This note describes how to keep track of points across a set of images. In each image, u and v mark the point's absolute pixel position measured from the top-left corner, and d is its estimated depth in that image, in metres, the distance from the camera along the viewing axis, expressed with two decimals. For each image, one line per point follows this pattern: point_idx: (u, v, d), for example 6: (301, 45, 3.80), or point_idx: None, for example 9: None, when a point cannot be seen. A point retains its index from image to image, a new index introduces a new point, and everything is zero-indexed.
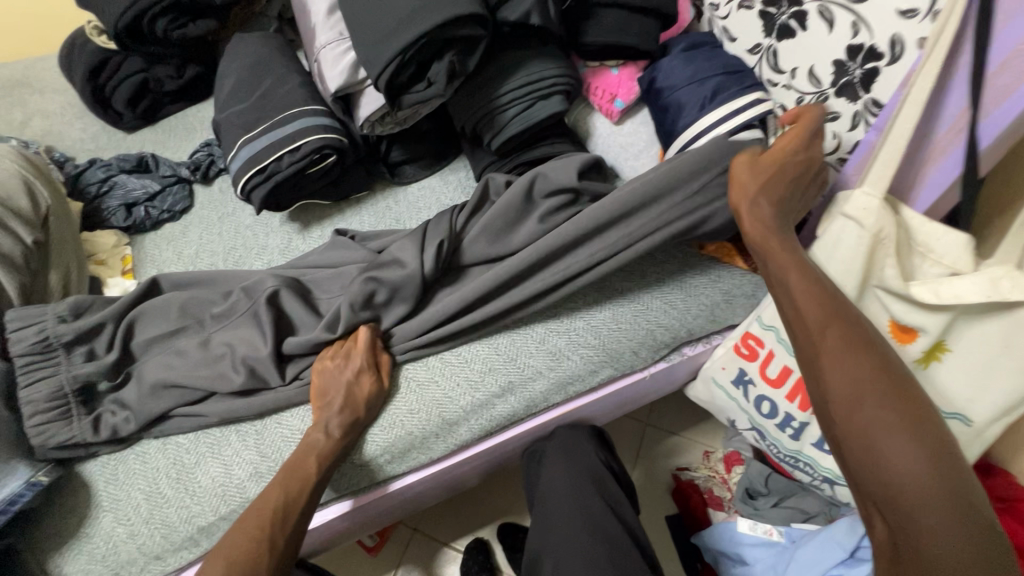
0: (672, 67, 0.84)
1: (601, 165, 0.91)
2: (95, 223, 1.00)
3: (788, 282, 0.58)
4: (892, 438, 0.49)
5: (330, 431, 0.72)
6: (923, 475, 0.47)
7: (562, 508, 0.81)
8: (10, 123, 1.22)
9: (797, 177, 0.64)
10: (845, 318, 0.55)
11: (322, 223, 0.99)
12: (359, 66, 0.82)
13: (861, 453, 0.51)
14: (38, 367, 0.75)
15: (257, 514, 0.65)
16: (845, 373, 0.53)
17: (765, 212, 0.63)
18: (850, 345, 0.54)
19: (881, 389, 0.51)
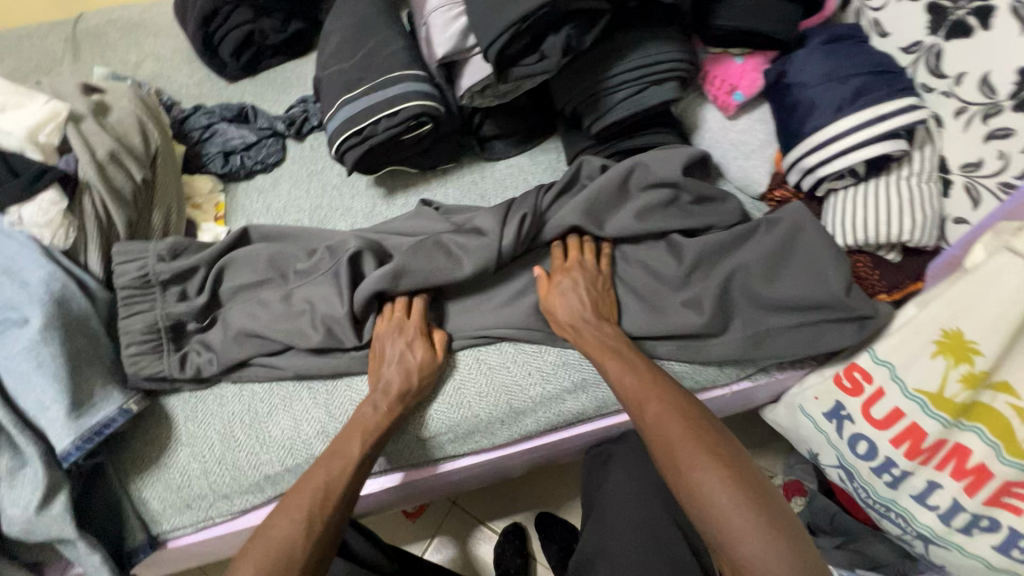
0: (808, 60, 0.76)
1: (706, 162, 0.85)
2: (194, 168, 1.04)
3: (622, 375, 0.67)
4: (697, 467, 0.57)
5: (376, 409, 0.71)
6: (727, 493, 0.54)
7: (622, 514, 0.78)
8: (126, 64, 1.28)
9: (595, 285, 0.76)
10: (668, 393, 0.64)
11: (407, 191, 0.98)
12: (469, 33, 0.78)
13: (684, 495, 0.57)
14: (137, 300, 0.79)
15: (301, 496, 0.63)
16: (666, 429, 0.60)
17: (576, 296, 0.74)
18: (664, 409, 0.62)
19: (688, 431, 0.59)
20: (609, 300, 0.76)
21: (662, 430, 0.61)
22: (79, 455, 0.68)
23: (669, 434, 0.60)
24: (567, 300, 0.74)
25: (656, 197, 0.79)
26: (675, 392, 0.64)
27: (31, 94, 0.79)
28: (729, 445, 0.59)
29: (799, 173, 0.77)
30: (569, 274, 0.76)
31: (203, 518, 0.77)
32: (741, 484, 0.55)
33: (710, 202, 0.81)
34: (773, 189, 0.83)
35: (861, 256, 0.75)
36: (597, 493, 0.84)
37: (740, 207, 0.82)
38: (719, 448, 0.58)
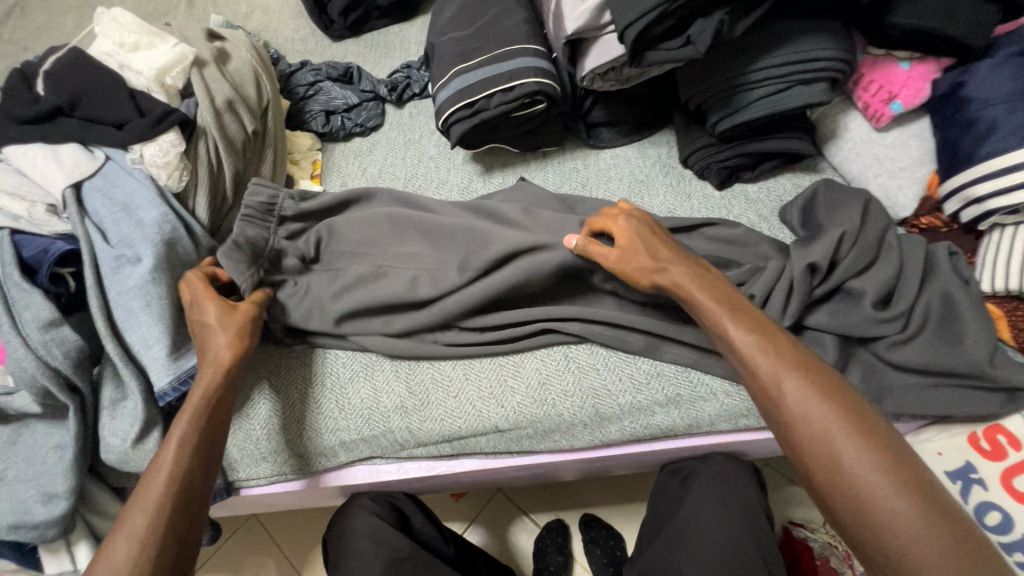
0: (995, 73, 0.66)
1: (868, 209, 0.72)
2: (297, 124, 1.04)
3: (748, 345, 0.56)
4: (874, 475, 0.46)
5: (207, 376, 0.64)
6: (914, 521, 0.44)
7: (702, 539, 0.73)
8: (236, 14, 1.29)
9: (663, 238, 0.67)
10: (827, 383, 0.52)
11: (505, 170, 0.95)
12: (605, 9, 0.72)
13: (818, 472, 0.49)
14: (253, 223, 0.76)
15: (141, 509, 0.55)
16: (820, 417, 0.50)
17: (643, 250, 0.66)
18: (818, 393, 0.51)
19: (853, 425, 0.49)
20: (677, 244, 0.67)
21: (808, 416, 0.51)
22: (175, 395, 0.70)
23: (857, 476, 0.47)
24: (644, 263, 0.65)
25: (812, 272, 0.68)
26: (874, 417, 0.50)
27: (164, 36, 0.82)
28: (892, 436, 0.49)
29: (961, 202, 0.68)
30: (635, 226, 0.68)
31: (276, 474, 0.77)
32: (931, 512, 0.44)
33: (864, 269, 0.69)
34: (920, 215, 0.75)
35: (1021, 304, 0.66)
36: (674, 513, 0.79)
37: (932, 261, 0.69)
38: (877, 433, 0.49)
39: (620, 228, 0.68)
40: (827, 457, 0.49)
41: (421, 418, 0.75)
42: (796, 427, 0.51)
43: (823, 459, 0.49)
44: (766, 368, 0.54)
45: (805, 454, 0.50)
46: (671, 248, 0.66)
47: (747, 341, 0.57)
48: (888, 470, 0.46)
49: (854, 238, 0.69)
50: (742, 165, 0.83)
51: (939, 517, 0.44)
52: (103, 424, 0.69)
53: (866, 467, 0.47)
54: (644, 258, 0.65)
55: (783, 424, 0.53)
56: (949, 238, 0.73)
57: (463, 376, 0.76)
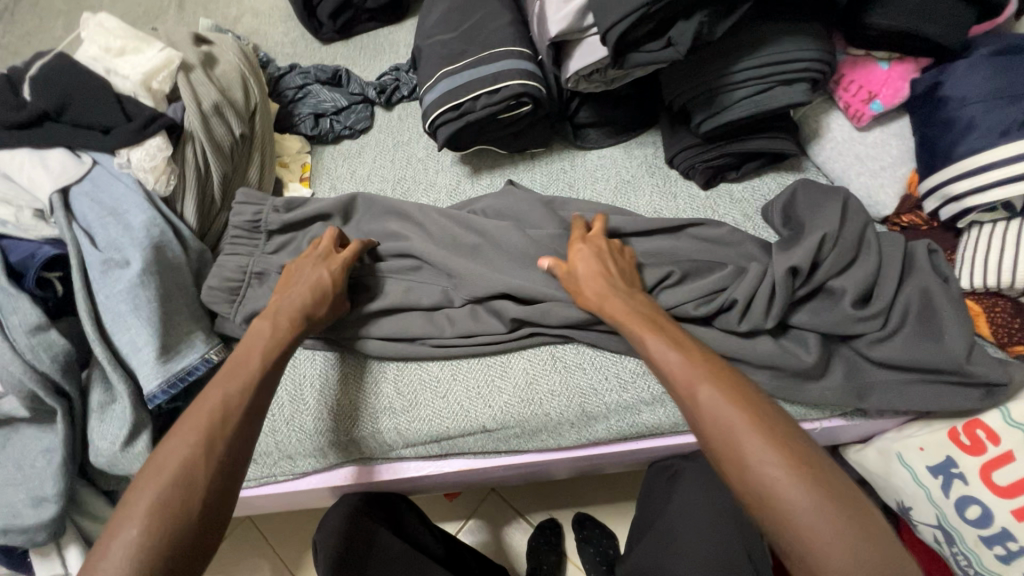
0: (972, 73, 0.66)
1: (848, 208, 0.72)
2: (286, 127, 1.05)
3: (664, 350, 0.57)
4: (776, 469, 0.45)
5: (278, 326, 0.64)
6: (816, 513, 0.43)
7: (690, 536, 0.74)
8: (226, 17, 1.30)
9: (617, 265, 0.71)
10: (733, 382, 0.52)
11: (493, 171, 0.95)
12: (588, 11, 0.73)
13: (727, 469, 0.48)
14: (242, 242, 0.80)
15: (197, 418, 0.53)
16: (721, 410, 0.49)
17: (593, 271, 0.69)
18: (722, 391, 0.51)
19: (757, 420, 0.48)
20: (631, 277, 0.71)
21: (716, 412, 0.50)
22: (163, 399, 0.70)
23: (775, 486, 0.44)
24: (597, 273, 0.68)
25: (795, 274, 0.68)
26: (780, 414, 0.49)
27: (151, 41, 0.82)
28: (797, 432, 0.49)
29: (940, 200, 0.69)
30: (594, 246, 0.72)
31: (267, 475, 0.78)
32: (853, 524, 0.42)
33: (845, 267, 0.70)
34: (902, 213, 0.75)
35: (999, 300, 0.67)
36: (661, 510, 0.80)
37: (912, 259, 0.70)
38: (781, 429, 0.48)
39: (578, 245, 0.72)
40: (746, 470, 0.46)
41: (409, 419, 0.75)
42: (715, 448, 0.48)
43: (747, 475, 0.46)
44: (680, 371, 0.54)
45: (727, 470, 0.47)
46: (625, 279, 0.69)
47: (662, 347, 0.57)
48: (792, 465, 0.45)
49: (834, 238, 0.69)
50: (727, 165, 0.84)
51: (840, 504, 0.43)
52: (92, 427, 0.69)
53: (783, 479, 0.44)
54: (591, 278, 0.68)
55: (712, 447, 0.49)
56: (931, 236, 0.73)
57: (450, 377, 0.77)
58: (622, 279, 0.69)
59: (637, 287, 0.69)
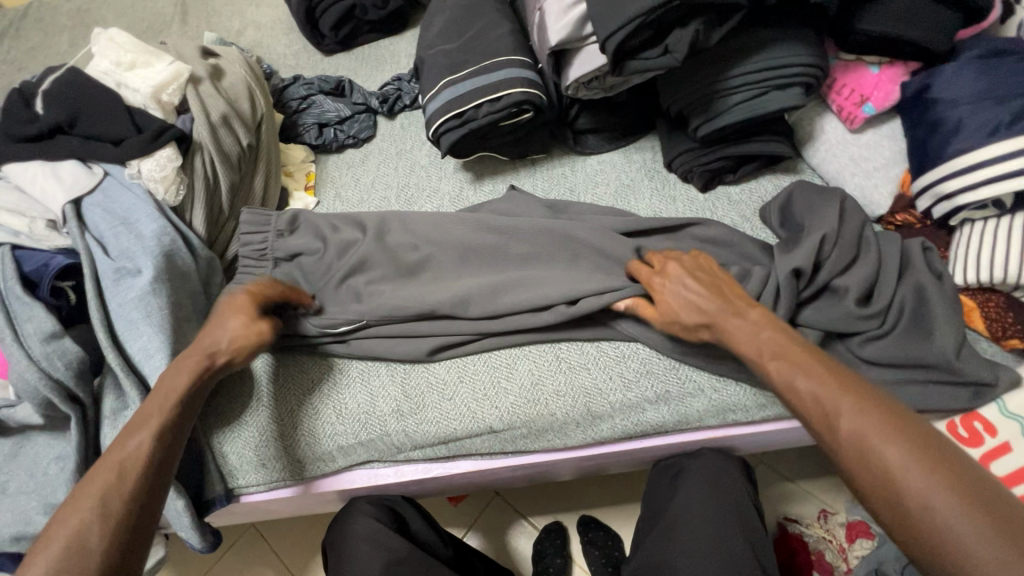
0: (959, 76, 0.69)
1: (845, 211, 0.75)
2: (290, 137, 1.07)
3: (792, 377, 0.57)
4: (933, 495, 0.45)
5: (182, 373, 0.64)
6: (980, 538, 0.42)
7: (693, 532, 0.75)
8: (230, 31, 1.32)
9: (722, 281, 0.68)
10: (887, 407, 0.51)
11: (495, 178, 0.97)
12: (587, 21, 0.75)
13: (887, 503, 0.47)
14: (252, 268, 0.82)
15: (101, 474, 0.56)
16: (879, 434, 0.49)
17: (689, 296, 0.67)
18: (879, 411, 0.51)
19: (913, 446, 0.48)
20: (733, 287, 0.68)
21: (872, 439, 0.49)
22: None
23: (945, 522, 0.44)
24: (690, 303, 0.66)
25: (797, 274, 0.70)
26: (933, 438, 0.49)
27: (160, 55, 0.84)
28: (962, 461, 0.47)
29: (932, 198, 0.70)
30: (676, 271, 0.70)
31: (275, 480, 0.77)
32: None
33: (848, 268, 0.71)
34: (896, 212, 0.77)
35: (992, 295, 0.69)
36: (665, 508, 0.81)
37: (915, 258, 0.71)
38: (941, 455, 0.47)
39: (654, 276, 0.71)
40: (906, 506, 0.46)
41: (416, 421, 0.76)
42: (868, 476, 0.48)
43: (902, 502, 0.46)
44: (818, 393, 0.54)
45: (882, 502, 0.48)
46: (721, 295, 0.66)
47: (785, 368, 0.57)
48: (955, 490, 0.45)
49: (834, 239, 0.72)
50: (724, 168, 0.86)
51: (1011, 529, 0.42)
52: (105, 434, 0.70)
53: (949, 505, 0.44)
54: (690, 300, 0.66)
55: (859, 466, 0.49)
56: (924, 234, 0.74)
57: (457, 379, 0.78)
58: (716, 294, 0.66)
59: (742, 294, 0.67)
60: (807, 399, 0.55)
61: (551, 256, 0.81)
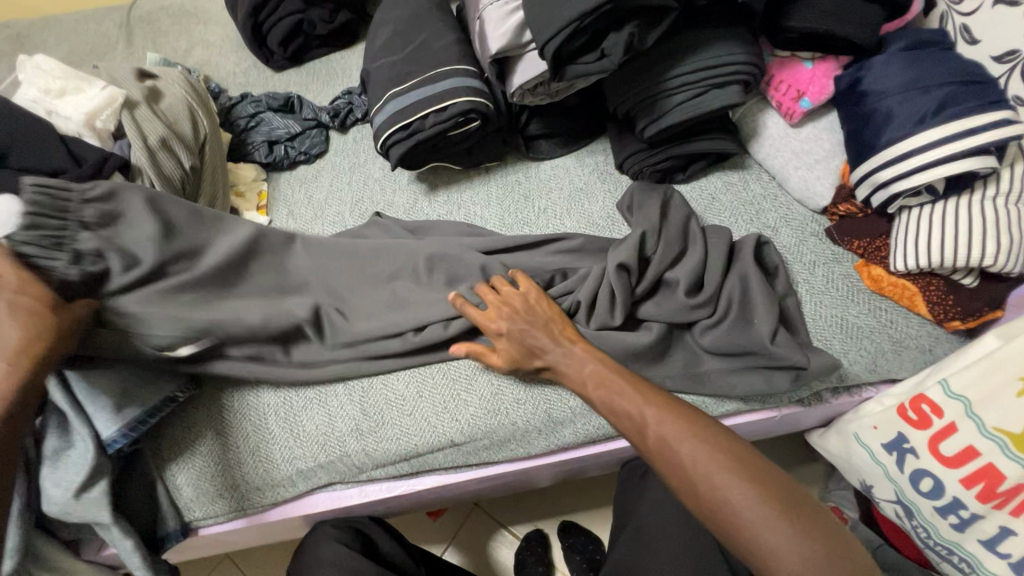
0: (888, 68, 0.71)
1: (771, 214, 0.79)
2: (240, 156, 1.05)
3: (615, 395, 0.62)
4: (731, 494, 0.53)
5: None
6: (768, 524, 0.51)
7: (660, 533, 0.75)
8: (176, 51, 1.29)
9: (551, 309, 0.72)
10: (683, 412, 0.59)
11: (449, 188, 0.96)
12: (525, 27, 0.75)
13: (696, 501, 0.55)
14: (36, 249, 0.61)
15: None
16: (682, 437, 0.57)
17: (527, 333, 0.70)
18: (679, 418, 0.58)
19: (706, 446, 0.55)
20: (559, 316, 0.71)
21: (680, 448, 0.56)
22: (123, 442, 0.69)
23: (733, 511, 0.52)
24: (533, 352, 0.70)
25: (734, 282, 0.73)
26: (720, 432, 0.57)
27: (91, 80, 0.82)
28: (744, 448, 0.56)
29: (870, 188, 0.72)
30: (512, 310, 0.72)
31: (235, 510, 0.75)
32: (804, 530, 0.50)
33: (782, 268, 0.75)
34: (838, 203, 0.79)
35: (933, 279, 0.70)
36: (632, 511, 0.80)
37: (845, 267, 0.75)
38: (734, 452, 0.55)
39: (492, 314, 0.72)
40: (705, 497, 0.54)
41: (377, 439, 0.75)
42: (673, 475, 0.56)
43: (701, 494, 0.54)
44: (633, 407, 0.60)
45: (687, 494, 0.56)
46: (546, 334, 0.69)
47: (600, 385, 0.64)
48: (747, 481, 0.53)
49: (655, 234, 0.77)
50: (674, 168, 0.87)
51: (785, 510, 0.51)
52: (45, 476, 0.67)
53: (747, 504, 0.52)
54: (524, 344, 0.70)
55: (674, 475, 0.56)
56: (864, 222, 0.76)
57: (416, 394, 0.77)
58: (545, 334, 0.69)
59: (564, 321, 0.71)
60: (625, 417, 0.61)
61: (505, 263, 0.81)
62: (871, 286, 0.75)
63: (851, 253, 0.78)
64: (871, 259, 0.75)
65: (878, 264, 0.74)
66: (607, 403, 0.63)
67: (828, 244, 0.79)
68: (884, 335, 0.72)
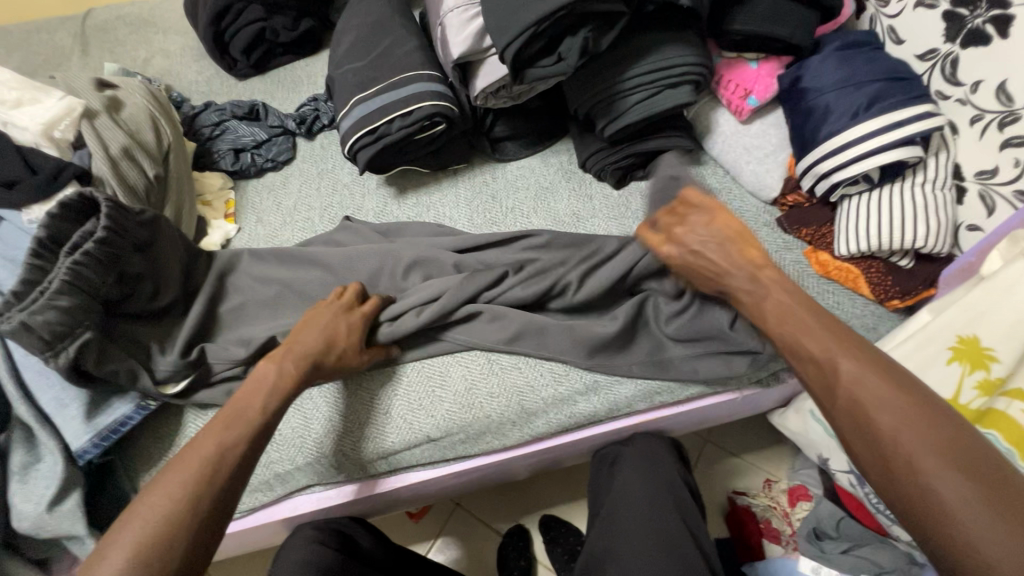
0: (824, 66, 0.76)
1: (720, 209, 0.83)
2: (205, 165, 1.04)
3: (798, 338, 0.57)
4: (916, 449, 0.45)
5: (285, 370, 0.65)
6: (959, 493, 0.42)
7: (632, 516, 0.78)
8: (135, 60, 1.28)
9: (738, 226, 0.67)
10: (890, 368, 0.50)
11: (418, 191, 0.98)
12: (485, 33, 0.78)
13: (864, 450, 0.48)
14: None
15: (176, 482, 0.53)
16: (865, 385, 0.49)
17: (708, 250, 0.67)
18: (879, 373, 0.50)
19: (903, 400, 0.48)
20: (749, 240, 0.66)
21: (863, 396, 0.49)
22: (94, 454, 0.68)
23: (909, 453, 0.45)
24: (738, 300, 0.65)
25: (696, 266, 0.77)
26: (925, 390, 0.48)
27: (48, 90, 0.80)
28: (955, 417, 0.46)
29: (813, 178, 0.76)
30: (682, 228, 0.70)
31: None
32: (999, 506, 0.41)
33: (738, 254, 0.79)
34: (786, 194, 0.84)
35: (874, 262, 0.75)
36: (605, 496, 0.84)
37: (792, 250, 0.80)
38: (935, 414, 0.47)
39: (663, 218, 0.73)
40: (873, 436, 0.47)
41: (353, 439, 0.76)
42: (849, 427, 0.49)
43: (874, 442, 0.47)
44: (817, 350, 0.54)
45: (854, 443, 0.49)
46: (722, 258, 0.67)
47: (835, 354, 0.53)
48: (933, 436, 0.45)
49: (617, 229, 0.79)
50: (634, 165, 0.91)
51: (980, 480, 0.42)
52: (13, 491, 0.66)
53: (934, 466, 0.44)
54: (707, 272, 0.68)
55: (838, 422, 0.50)
56: (811, 211, 0.81)
57: (391, 393, 0.78)
58: (719, 259, 0.67)
59: (758, 250, 0.66)
60: (809, 362, 0.55)
61: (476, 261, 0.83)
62: (820, 269, 0.79)
63: (800, 240, 0.82)
64: (819, 245, 0.80)
65: (825, 249, 0.79)
66: (801, 351, 0.56)
67: (779, 233, 0.84)
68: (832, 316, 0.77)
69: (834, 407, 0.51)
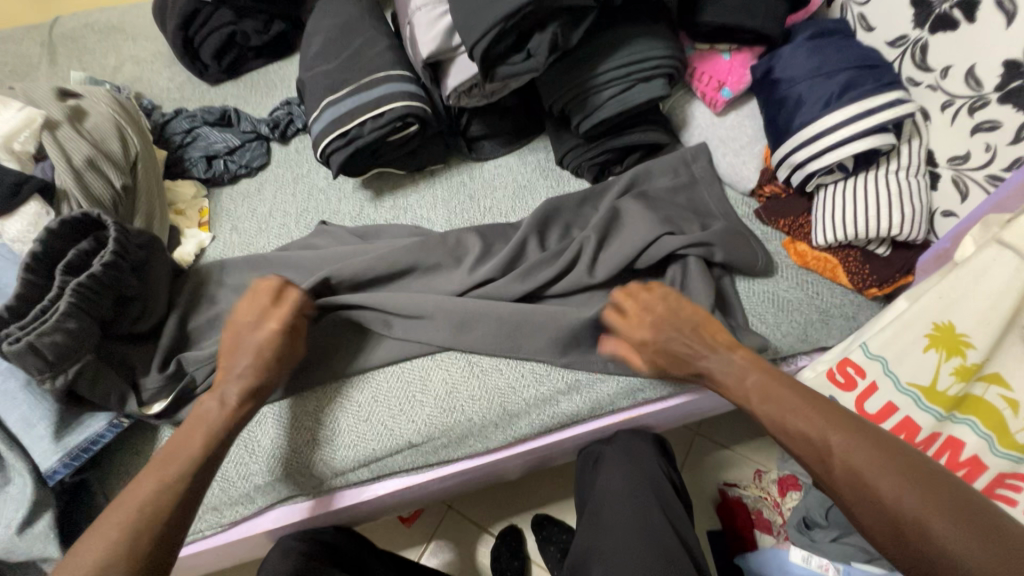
0: (796, 55, 0.76)
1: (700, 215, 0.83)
2: (177, 173, 1.02)
3: (786, 414, 0.57)
4: (927, 524, 0.46)
5: (222, 401, 0.65)
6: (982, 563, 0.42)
7: (618, 513, 0.77)
8: (104, 68, 1.25)
9: (697, 309, 0.69)
10: (880, 438, 0.52)
11: (395, 193, 0.97)
12: (454, 31, 0.77)
13: (884, 530, 0.48)
14: None
15: (120, 515, 0.54)
16: (863, 458, 0.50)
17: (672, 333, 0.68)
18: (870, 447, 0.51)
19: (898, 470, 0.49)
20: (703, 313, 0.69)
21: (865, 473, 0.50)
22: (65, 472, 0.67)
23: (935, 535, 0.45)
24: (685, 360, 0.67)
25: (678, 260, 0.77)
26: (916, 455, 0.50)
27: (8, 103, 0.79)
28: (948, 480, 0.48)
29: (789, 168, 0.76)
30: (658, 312, 0.70)
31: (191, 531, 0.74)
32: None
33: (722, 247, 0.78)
34: (763, 184, 0.84)
35: (852, 251, 0.75)
36: (590, 494, 0.83)
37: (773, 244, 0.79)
38: (931, 480, 0.48)
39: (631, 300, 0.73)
40: (900, 525, 0.47)
41: (334, 447, 0.75)
42: (866, 513, 0.49)
43: (892, 524, 0.47)
44: (812, 429, 0.54)
45: (875, 530, 0.49)
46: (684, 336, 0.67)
47: (818, 426, 0.54)
48: (938, 508, 0.46)
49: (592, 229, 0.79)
50: (611, 160, 0.90)
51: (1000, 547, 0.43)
52: None
53: (954, 541, 0.44)
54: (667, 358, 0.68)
55: (852, 506, 0.50)
56: (788, 201, 0.81)
57: (371, 399, 0.77)
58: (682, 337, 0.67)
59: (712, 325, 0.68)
60: (808, 446, 0.54)
61: (453, 262, 0.83)
62: (797, 259, 0.79)
63: (779, 230, 0.82)
64: (797, 235, 0.79)
65: (803, 239, 0.79)
66: (794, 433, 0.56)
67: (757, 225, 0.83)
68: (812, 306, 0.77)
69: (844, 491, 0.51)
